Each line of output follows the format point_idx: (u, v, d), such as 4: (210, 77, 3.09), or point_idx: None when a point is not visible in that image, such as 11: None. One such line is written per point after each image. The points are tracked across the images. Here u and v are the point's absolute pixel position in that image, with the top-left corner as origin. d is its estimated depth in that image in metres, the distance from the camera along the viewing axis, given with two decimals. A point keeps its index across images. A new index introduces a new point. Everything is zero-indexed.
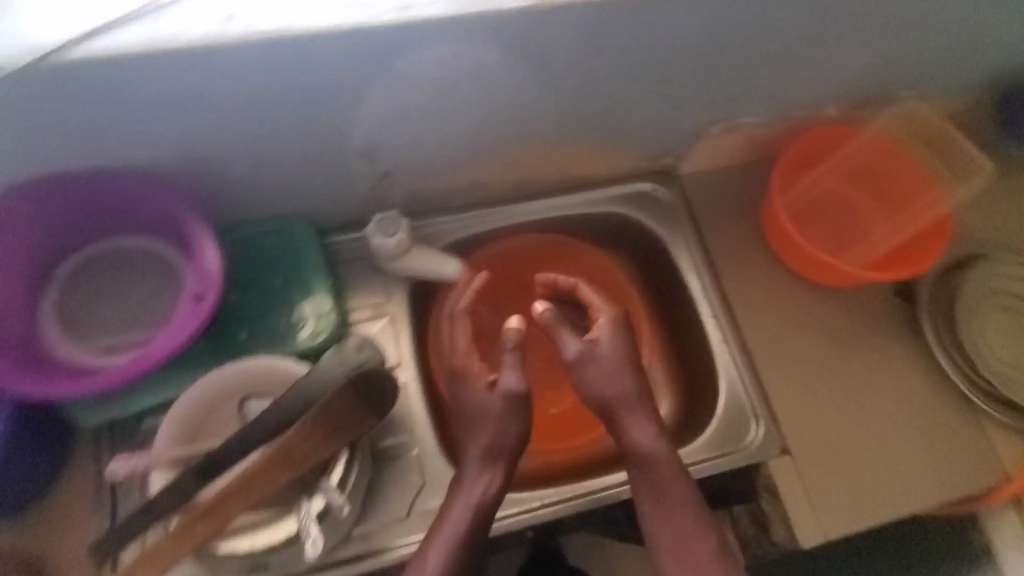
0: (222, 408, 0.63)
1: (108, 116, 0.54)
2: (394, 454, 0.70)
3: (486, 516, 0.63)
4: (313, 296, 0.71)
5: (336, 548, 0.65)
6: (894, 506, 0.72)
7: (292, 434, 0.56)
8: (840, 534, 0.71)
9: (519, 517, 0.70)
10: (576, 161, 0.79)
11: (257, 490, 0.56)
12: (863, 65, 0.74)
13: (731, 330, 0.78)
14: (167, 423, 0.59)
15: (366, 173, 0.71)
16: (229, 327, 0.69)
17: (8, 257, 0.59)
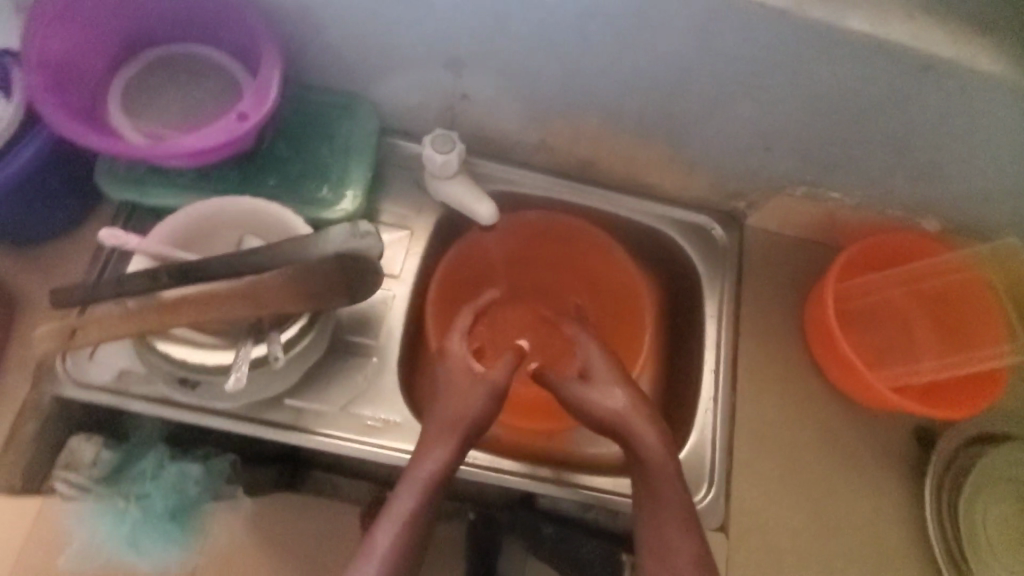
0: (224, 230, 0.65)
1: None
2: (354, 351, 0.70)
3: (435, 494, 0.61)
4: (349, 177, 0.72)
5: (265, 406, 0.66)
6: None
7: (270, 277, 0.58)
8: None
9: None
10: (649, 165, 0.77)
11: (213, 312, 0.58)
12: (979, 187, 0.68)
13: (725, 390, 0.74)
14: (167, 219, 0.61)
15: (446, 89, 0.71)
16: (263, 171, 0.70)
17: (103, 17, 0.63)
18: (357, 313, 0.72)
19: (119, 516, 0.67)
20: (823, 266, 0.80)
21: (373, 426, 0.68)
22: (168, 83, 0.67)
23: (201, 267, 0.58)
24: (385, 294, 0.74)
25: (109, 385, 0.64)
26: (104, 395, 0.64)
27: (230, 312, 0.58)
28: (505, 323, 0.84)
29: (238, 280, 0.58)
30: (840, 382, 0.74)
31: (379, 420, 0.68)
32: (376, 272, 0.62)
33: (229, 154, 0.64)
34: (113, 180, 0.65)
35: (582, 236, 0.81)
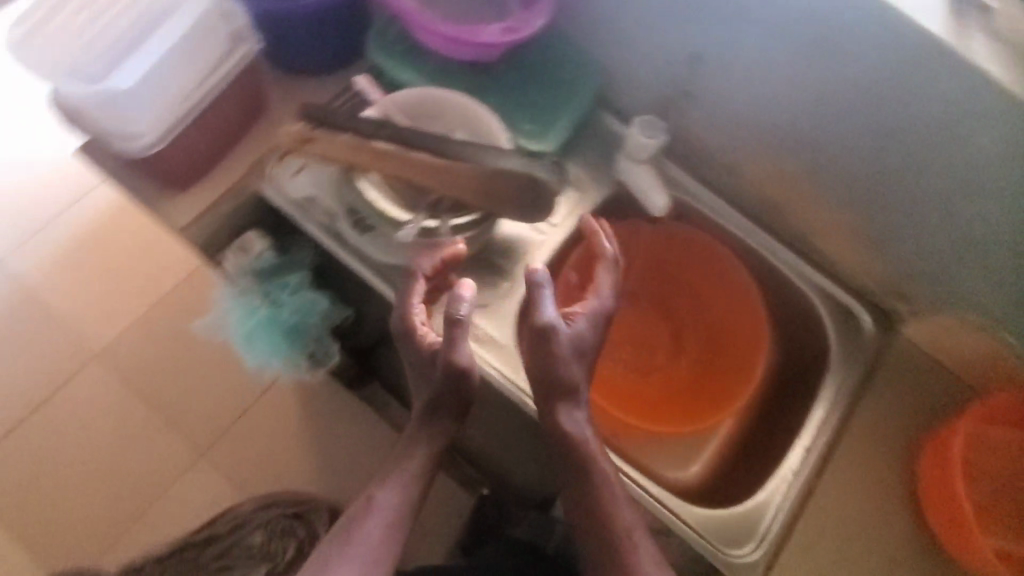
0: (441, 116, 0.70)
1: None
2: (493, 266, 0.77)
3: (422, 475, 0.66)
4: (555, 123, 0.77)
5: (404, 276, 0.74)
6: None
7: (467, 167, 0.64)
8: None
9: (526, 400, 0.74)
10: (830, 229, 0.77)
11: (411, 173, 0.64)
12: None
13: (810, 472, 0.73)
14: (400, 91, 0.68)
15: (676, 83, 0.75)
16: (488, 88, 0.76)
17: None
18: (508, 235, 0.78)
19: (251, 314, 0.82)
20: (955, 398, 0.77)
21: (480, 335, 0.74)
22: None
23: (415, 137, 0.65)
24: (537, 233, 0.79)
25: (298, 203, 0.74)
26: (291, 207, 0.74)
27: (423, 180, 0.65)
28: (627, 327, 0.87)
29: (440, 157, 0.65)
30: (931, 523, 0.71)
31: (489, 332, 0.74)
32: (550, 200, 0.67)
33: (468, 58, 0.73)
34: (377, 45, 0.76)
35: (717, 269, 0.83)
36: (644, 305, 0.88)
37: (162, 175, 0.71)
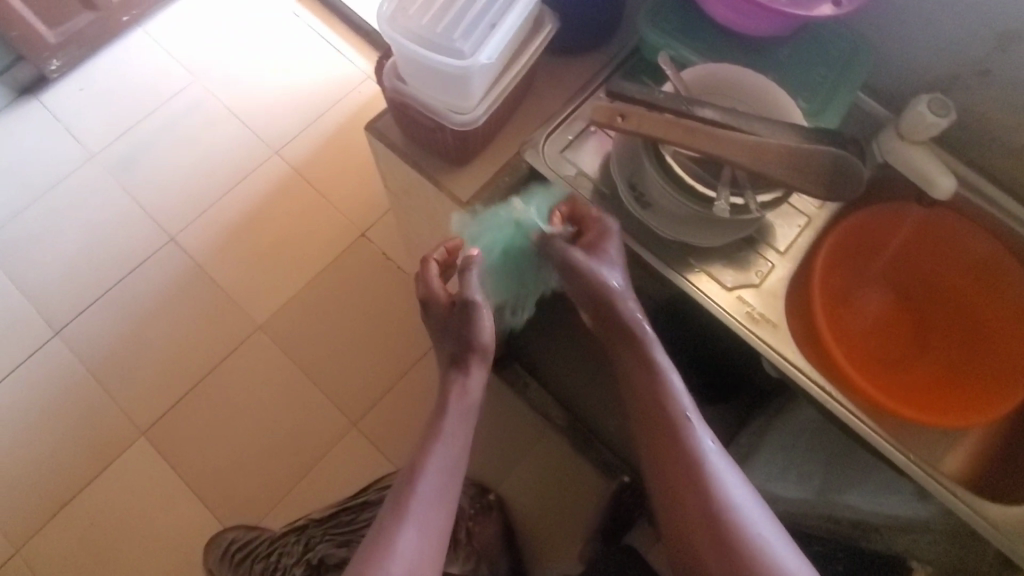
0: (732, 93, 0.71)
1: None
2: (755, 250, 0.77)
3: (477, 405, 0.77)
4: (832, 102, 0.75)
5: (673, 251, 0.75)
6: None
7: (781, 143, 0.64)
8: None
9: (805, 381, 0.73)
10: None
11: (723, 149, 0.64)
12: None
13: None
14: (696, 68, 0.70)
15: (968, 60, 0.71)
16: (761, 61, 0.76)
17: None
18: (769, 222, 0.78)
19: (501, 244, 0.74)
20: None
21: (752, 316, 0.74)
22: None
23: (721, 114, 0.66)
24: (796, 218, 0.78)
25: (568, 178, 0.76)
26: (564, 183, 0.76)
27: (734, 156, 0.64)
28: (863, 290, 0.81)
29: (750, 135, 0.65)
30: None
31: (758, 315, 0.74)
32: (857, 182, 0.65)
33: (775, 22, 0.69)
34: (650, 23, 0.76)
35: (984, 261, 0.78)
36: (885, 277, 0.81)
37: (449, 152, 0.75)
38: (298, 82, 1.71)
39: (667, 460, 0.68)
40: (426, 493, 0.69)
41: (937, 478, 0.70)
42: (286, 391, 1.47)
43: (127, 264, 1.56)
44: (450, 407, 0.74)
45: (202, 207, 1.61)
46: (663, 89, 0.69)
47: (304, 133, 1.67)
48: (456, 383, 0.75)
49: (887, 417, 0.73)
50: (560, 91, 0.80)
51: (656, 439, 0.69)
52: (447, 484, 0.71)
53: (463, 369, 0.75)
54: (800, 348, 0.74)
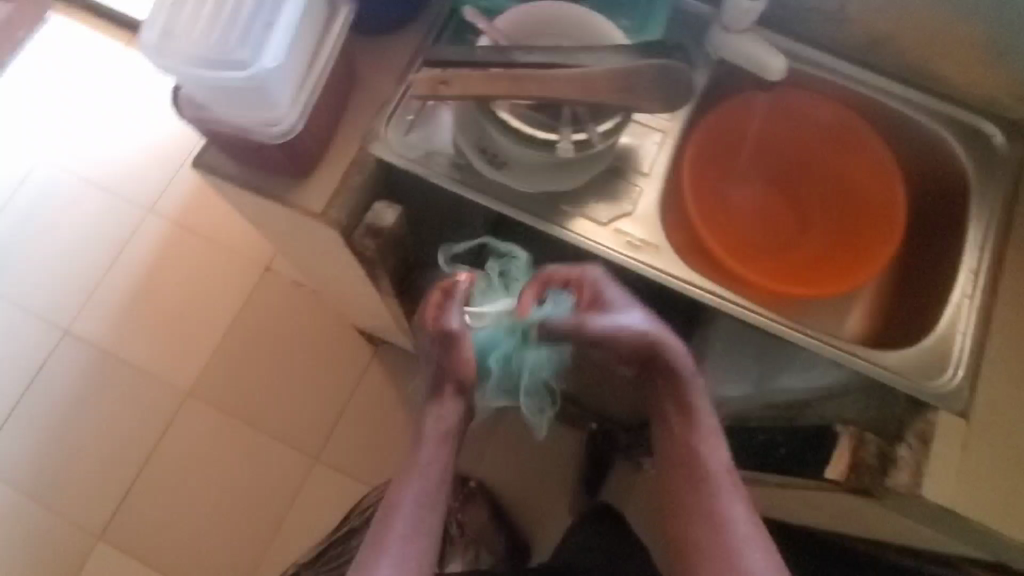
0: (554, 30, 0.70)
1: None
2: (622, 179, 0.76)
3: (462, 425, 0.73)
4: (653, 14, 0.74)
5: (542, 204, 0.73)
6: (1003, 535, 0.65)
7: (606, 68, 0.63)
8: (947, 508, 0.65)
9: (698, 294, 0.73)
10: (942, 50, 0.75)
11: (550, 89, 0.63)
12: None
13: (984, 291, 0.72)
14: (510, 11, 0.68)
15: None
16: None
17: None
18: (628, 148, 0.78)
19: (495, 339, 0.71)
20: None
21: (634, 245, 0.74)
22: None
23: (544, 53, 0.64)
24: (655, 137, 0.78)
25: (420, 159, 0.73)
26: (415, 165, 0.73)
27: (566, 92, 0.63)
28: (736, 187, 0.83)
29: (575, 68, 0.64)
30: None
31: (639, 242, 0.74)
32: (689, 88, 0.65)
33: None
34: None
35: (842, 129, 0.80)
36: (754, 169, 0.84)
37: (286, 163, 0.70)
38: (150, 131, 1.58)
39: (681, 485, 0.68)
40: (406, 499, 0.68)
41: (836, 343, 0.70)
42: (236, 450, 1.40)
43: (23, 372, 1.44)
44: (428, 427, 0.71)
45: (88, 290, 1.49)
46: (480, 44, 0.67)
47: (174, 184, 1.56)
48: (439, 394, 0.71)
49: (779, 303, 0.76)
50: (388, 74, 0.76)
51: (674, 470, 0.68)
52: (427, 490, 0.69)
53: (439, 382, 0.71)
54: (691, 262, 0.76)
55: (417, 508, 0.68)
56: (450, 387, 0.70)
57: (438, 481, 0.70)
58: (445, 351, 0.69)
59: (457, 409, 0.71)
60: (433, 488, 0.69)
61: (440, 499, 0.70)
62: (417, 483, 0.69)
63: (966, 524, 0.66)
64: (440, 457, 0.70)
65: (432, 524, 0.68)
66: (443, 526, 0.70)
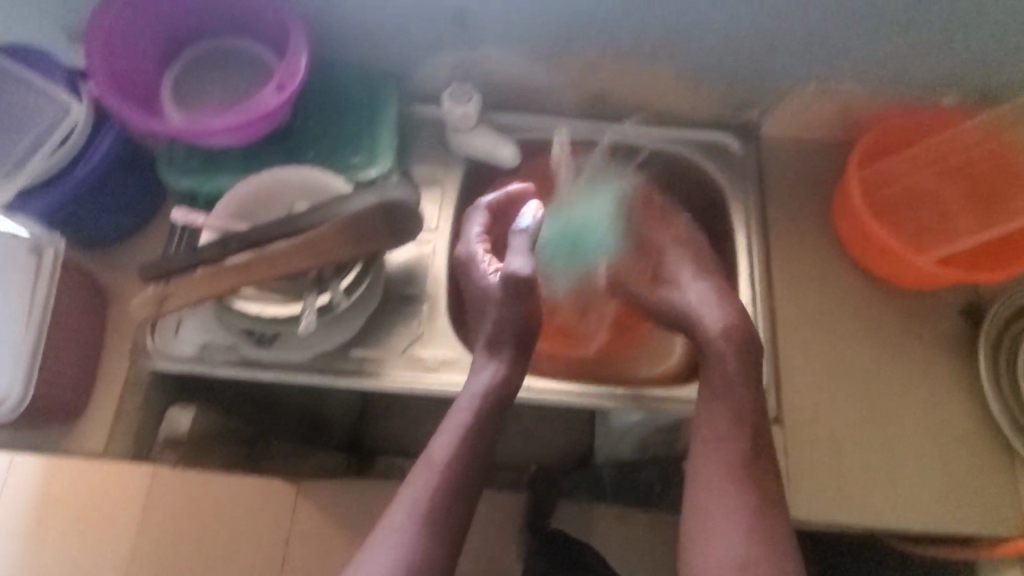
0: (277, 198, 0.70)
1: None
2: (406, 302, 0.76)
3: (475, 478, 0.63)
4: (380, 142, 0.77)
5: (332, 359, 0.72)
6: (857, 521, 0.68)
7: (323, 230, 0.62)
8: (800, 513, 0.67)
9: None
10: (656, 88, 0.80)
11: (279, 265, 0.62)
12: (981, 54, 0.70)
13: (763, 294, 0.76)
14: (227, 195, 0.67)
15: (454, 45, 0.76)
16: (301, 147, 0.76)
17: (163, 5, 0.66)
18: (403, 268, 0.77)
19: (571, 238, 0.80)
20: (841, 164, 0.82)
21: (433, 365, 0.73)
22: (202, 75, 0.71)
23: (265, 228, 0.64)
24: (426, 246, 0.79)
25: (195, 356, 0.71)
26: (191, 364, 0.71)
27: (293, 264, 0.62)
28: None
29: (294, 238, 0.63)
30: (880, 271, 0.75)
31: (438, 360, 0.73)
32: (417, 217, 0.65)
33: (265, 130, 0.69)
34: (175, 169, 0.72)
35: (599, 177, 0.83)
36: None
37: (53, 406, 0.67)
38: None
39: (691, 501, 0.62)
40: (428, 473, 0.62)
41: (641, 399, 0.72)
42: None
43: None
44: (433, 447, 0.63)
45: None
46: (199, 243, 0.66)
47: None
48: (477, 397, 0.65)
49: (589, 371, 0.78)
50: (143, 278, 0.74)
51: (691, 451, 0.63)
52: (467, 439, 0.63)
53: (493, 347, 0.67)
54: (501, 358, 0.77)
55: (418, 525, 0.59)
56: (506, 344, 0.67)
57: (481, 451, 0.64)
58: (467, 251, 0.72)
59: (501, 378, 0.66)
60: (465, 459, 0.63)
61: (471, 468, 0.63)
62: (451, 432, 0.63)
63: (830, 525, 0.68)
64: (486, 405, 0.65)
65: (466, 487, 0.62)
66: (478, 489, 0.63)
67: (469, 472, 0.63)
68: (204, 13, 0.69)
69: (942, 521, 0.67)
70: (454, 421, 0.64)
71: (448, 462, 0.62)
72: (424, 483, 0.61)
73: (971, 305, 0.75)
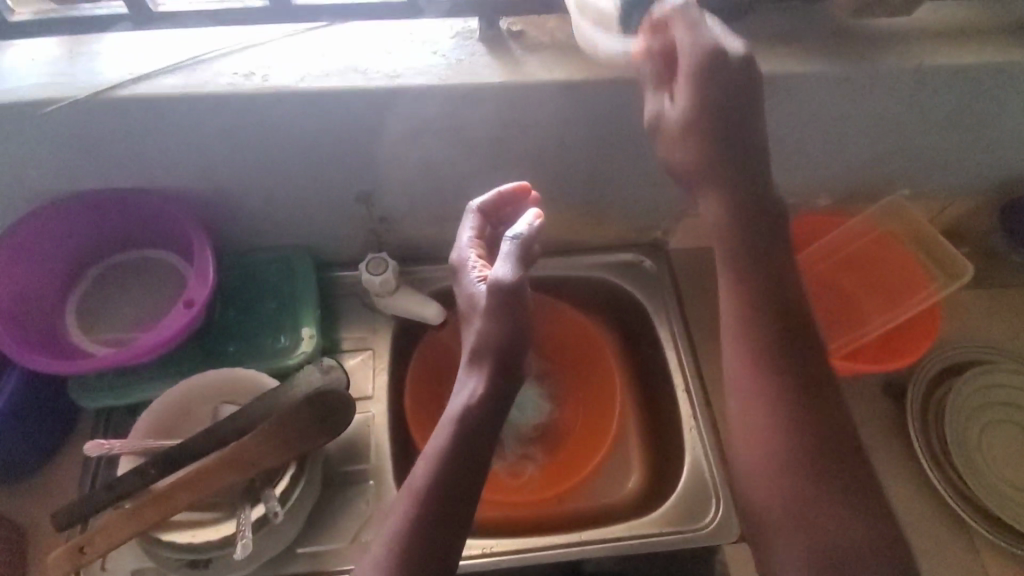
0: (198, 407, 0.68)
1: (138, 129, 0.62)
2: (350, 482, 0.73)
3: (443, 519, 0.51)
4: (302, 319, 0.77)
5: (278, 563, 0.68)
6: None
7: (249, 438, 0.61)
8: None
9: None
10: (566, 226, 0.83)
11: (205, 487, 0.60)
12: (849, 160, 0.76)
13: (702, 408, 0.78)
14: (143, 414, 0.65)
15: (365, 218, 0.77)
16: (221, 341, 0.75)
17: (62, 239, 0.69)
18: (342, 443, 0.75)
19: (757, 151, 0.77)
20: None
21: None
22: (117, 290, 0.72)
23: (189, 446, 0.62)
24: (365, 416, 0.77)
25: None
26: None
27: (221, 482, 0.60)
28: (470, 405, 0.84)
29: (218, 451, 0.61)
30: None
31: None
32: (348, 401, 0.65)
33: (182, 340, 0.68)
34: (84, 390, 0.68)
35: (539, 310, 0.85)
36: None
37: None
38: None
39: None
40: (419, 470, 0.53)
41: (607, 541, 0.70)
42: None
43: None
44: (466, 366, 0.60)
45: None
46: (116, 474, 0.63)
47: None
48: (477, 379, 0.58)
49: (554, 515, 0.77)
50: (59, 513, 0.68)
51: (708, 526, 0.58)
52: (453, 446, 0.54)
53: (475, 364, 0.60)
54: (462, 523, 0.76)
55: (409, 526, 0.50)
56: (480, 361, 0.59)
57: (480, 449, 0.55)
58: (461, 292, 0.65)
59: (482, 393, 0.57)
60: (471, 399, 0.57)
61: (456, 497, 0.52)
62: (436, 444, 0.55)
63: None
64: (469, 421, 0.55)
65: (454, 506, 0.52)
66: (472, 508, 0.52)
67: (465, 471, 0.53)
68: (110, 231, 0.71)
69: None
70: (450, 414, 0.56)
71: (431, 469, 0.53)
72: (423, 477, 0.53)
73: (891, 382, 0.79)
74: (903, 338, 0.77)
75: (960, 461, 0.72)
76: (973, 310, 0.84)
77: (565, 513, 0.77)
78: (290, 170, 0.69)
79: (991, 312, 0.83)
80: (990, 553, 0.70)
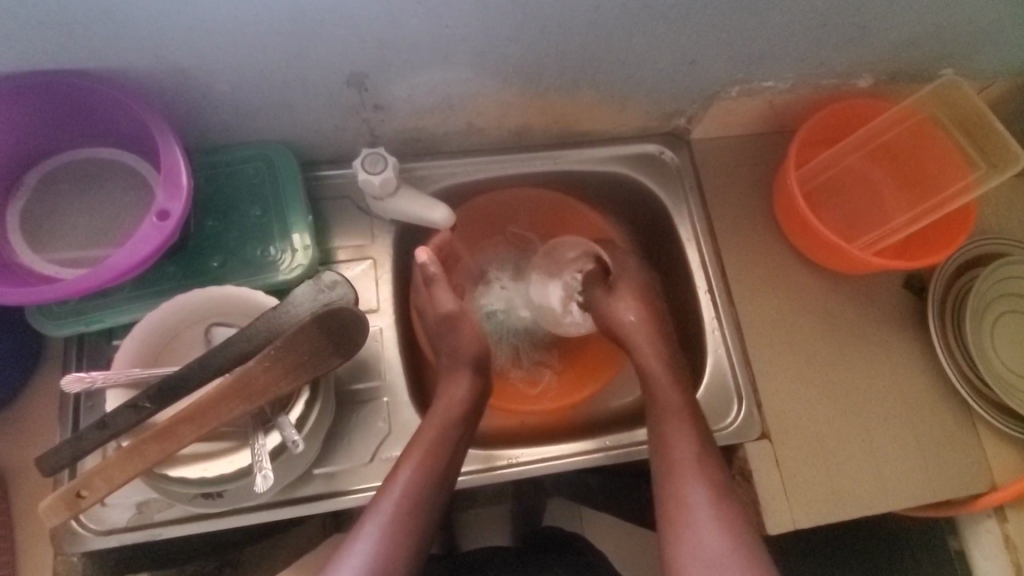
0: (188, 332, 0.61)
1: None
2: (362, 400, 0.68)
3: (435, 502, 0.60)
4: (292, 224, 0.67)
5: (295, 486, 0.65)
6: (860, 507, 0.70)
7: (253, 365, 0.54)
8: (809, 523, 0.69)
9: (469, 476, 0.69)
10: (582, 114, 0.74)
11: (212, 419, 0.54)
12: (906, 35, 0.68)
13: (724, 307, 0.75)
14: (124, 344, 0.57)
15: (355, 107, 0.66)
16: (202, 254, 0.66)
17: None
18: (349, 361, 0.69)
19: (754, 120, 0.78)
20: (775, 154, 0.81)
21: None
22: (68, 201, 0.62)
23: (184, 376, 0.55)
24: (371, 332, 0.71)
25: (136, 524, 0.61)
26: (132, 532, 0.61)
27: (229, 413, 0.54)
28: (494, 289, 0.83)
29: (221, 380, 0.55)
30: (830, 264, 0.75)
31: None
32: (362, 320, 0.58)
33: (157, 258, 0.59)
34: (54, 319, 0.61)
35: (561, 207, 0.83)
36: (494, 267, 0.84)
37: None
38: None
39: (680, 484, 0.60)
40: (397, 488, 0.59)
41: (618, 443, 0.71)
42: None
43: None
44: (447, 377, 0.68)
45: None
46: (106, 410, 0.56)
47: None
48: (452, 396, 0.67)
49: (575, 419, 0.78)
50: (44, 445, 0.63)
51: (664, 417, 0.66)
52: (431, 468, 0.60)
53: (455, 369, 0.69)
54: (481, 436, 0.74)
55: (390, 535, 0.56)
56: (464, 370, 0.68)
57: (451, 468, 0.62)
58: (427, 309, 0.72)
59: (466, 396, 0.67)
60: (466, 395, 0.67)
61: (432, 507, 0.60)
62: (416, 464, 0.60)
63: (836, 521, 0.70)
64: (450, 445, 0.62)
65: (430, 513, 0.59)
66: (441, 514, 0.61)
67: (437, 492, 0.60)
68: (45, 128, 0.59)
69: (937, 485, 0.71)
70: (437, 412, 0.64)
71: (410, 489, 0.59)
72: (401, 499, 0.58)
73: (912, 276, 0.78)
74: (935, 232, 0.74)
75: (976, 353, 0.73)
76: (1001, 199, 0.80)
77: (586, 415, 0.78)
78: (264, 46, 0.56)
79: (1018, 200, 0.81)
80: (991, 440, 0.73)
